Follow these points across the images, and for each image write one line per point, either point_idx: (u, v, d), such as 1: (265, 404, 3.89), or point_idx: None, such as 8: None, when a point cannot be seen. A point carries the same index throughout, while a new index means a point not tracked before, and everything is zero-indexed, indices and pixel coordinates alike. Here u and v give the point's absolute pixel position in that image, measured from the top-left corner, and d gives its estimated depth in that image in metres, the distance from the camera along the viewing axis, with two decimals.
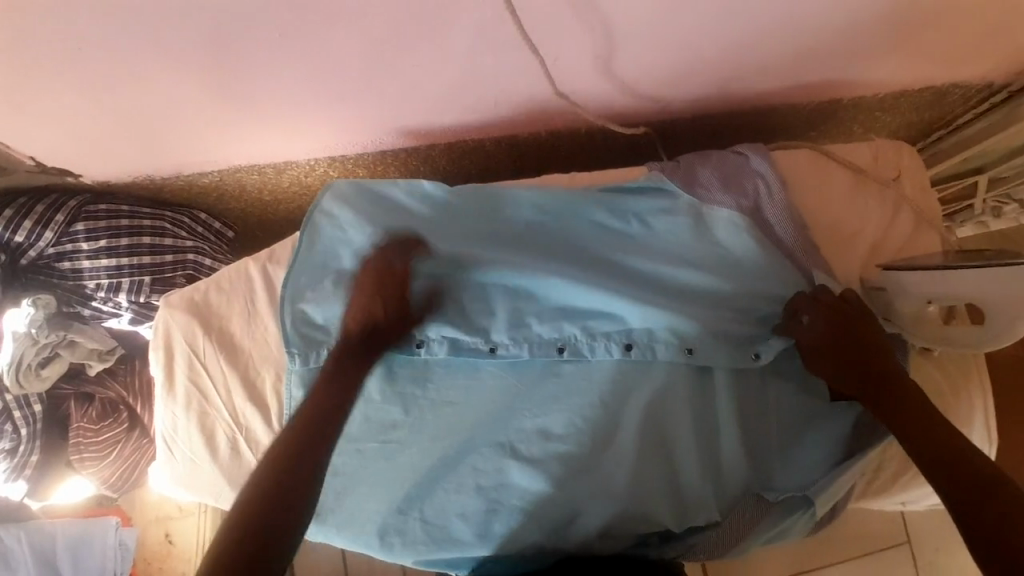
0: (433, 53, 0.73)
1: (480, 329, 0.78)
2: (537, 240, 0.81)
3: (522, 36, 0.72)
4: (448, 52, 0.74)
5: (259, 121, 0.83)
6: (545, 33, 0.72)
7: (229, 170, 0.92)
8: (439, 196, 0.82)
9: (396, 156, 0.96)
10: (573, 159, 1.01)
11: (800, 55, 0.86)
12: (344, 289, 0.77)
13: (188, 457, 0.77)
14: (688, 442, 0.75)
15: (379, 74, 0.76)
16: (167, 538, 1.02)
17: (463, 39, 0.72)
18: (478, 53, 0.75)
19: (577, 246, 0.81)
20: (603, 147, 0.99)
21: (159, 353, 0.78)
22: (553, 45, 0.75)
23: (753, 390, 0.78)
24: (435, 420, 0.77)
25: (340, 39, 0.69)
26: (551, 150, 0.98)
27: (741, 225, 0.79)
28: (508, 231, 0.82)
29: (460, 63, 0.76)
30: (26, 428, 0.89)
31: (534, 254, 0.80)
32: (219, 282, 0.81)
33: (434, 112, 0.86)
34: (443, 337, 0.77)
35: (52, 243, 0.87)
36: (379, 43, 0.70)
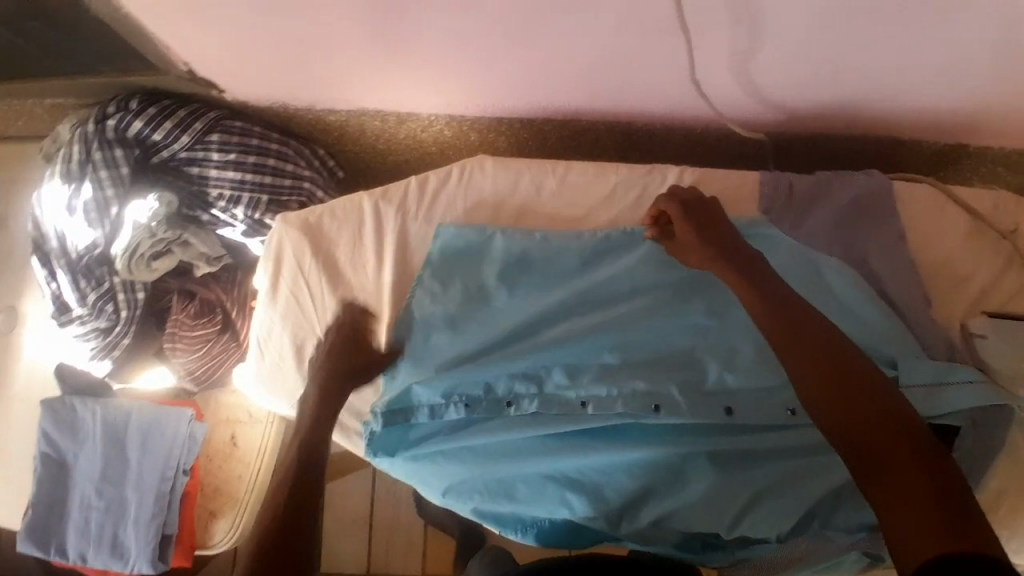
0: (580, 25, 0.76)
1: (574, 384, 0.79)
2: (642, 290, 0.82)
3: (671, 21, 0.73)
4: (593, 28, 0.76)
5: (396, 66, 0.87)
6: (695, 24, 0.74)
7: (355, 112, 0.97)
8: (535, 241, 0.82)
9: (512, 125, 0.99)
10: (678, 158, 1.02)
11: (936, 94, 0.85)
12: (442, 335, 0.80)
13: (277, 362, 0.82)
14: (774, 471, 0.77)
15: (522, 37, 0.79)
16: (233, 439, 0.97)
17: (612, 18, 0.74)
18: (622, 34, 0.76)
19: (675, 291, 0.81)
20: (715, 149, 1.00)
21: (268, 265, 0.83)
22: (698, 36, 0.76)
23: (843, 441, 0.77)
24: (518, 432, 0.78)
25: None
26: (662, 145, 1.00)
27: (848, 275, 0.79)
28: (611, 283, 0.81)
29: (601, 42, 0.78)
30: (126, 312, 0.95)
31: (633, 305, 0.81)
32: (334, 209, 0.85)
33: (561, 85, 0.88)
34: (534, 394, 0.79)
35: (186, 147, 0.93)
36: (532, 8, 0.73)
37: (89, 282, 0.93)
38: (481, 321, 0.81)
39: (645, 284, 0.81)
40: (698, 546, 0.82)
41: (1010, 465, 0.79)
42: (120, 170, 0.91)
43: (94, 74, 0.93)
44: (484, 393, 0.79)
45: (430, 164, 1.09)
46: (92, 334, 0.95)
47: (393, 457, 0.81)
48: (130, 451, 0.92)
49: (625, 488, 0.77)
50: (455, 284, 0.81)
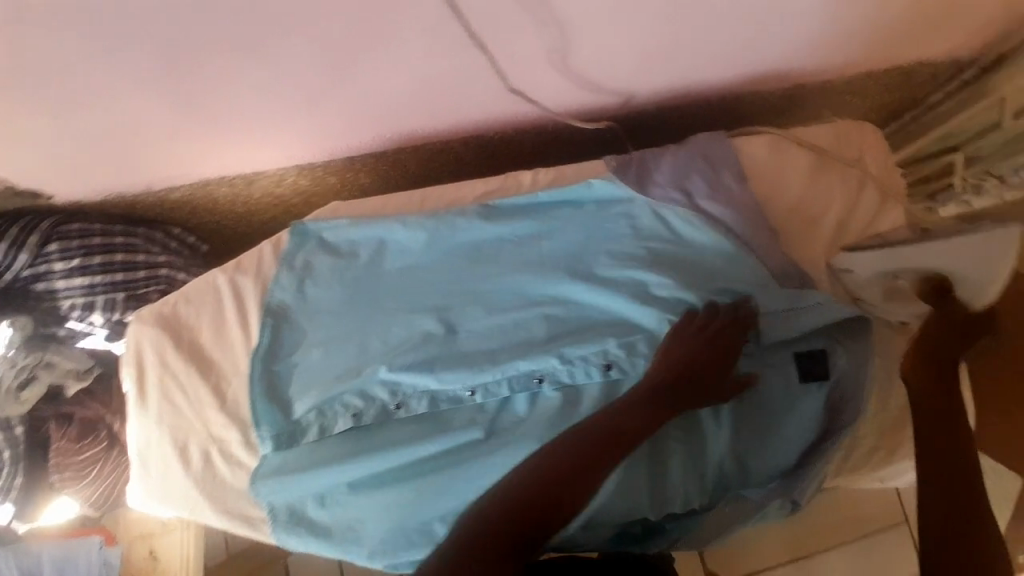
0: (389, 56, 0.74)
1: (455, 379, 0.79)
2: (507, 261, 0.85)
3: (474, 35, 0.73)
4: (403, 56, 0.75)
5: (225, 134, 0.84)
6: (499, 33, 0.73)
7: (199, 182, 0.93)
8: (383, 240, 0.84)
9: (365, 162, 0.96)
10: (540, 156, 1.03)
11: (758, 44, 0.86)
12: (318, 344, 0.80)
13: (163, 471, 0.78)
14: (679, 433, 0.80)
15: (337, 82, 0.77)
16: (151, 554, 0.93)
17: (416, 44, 0.73)
18: (434, 56, 0.76)
19: (536, 264, 0.85)
20: (572, 141, 1.00)
21: (130, 369, 0.79)
22: (506, 44, 0.75)
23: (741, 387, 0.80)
24: (410, 441, 0.78)
25: (294, 46, 0.70)
26: (520, 148, 0.99)
27: (698, 220, 0.84)
28: (481, 262, 0.85)
29: (417, 69, 0.77)
30: (8, 450, 0.89)
31: (502, 283, 0.84)
32: (188, 295, 0.82)
33: (397, 118, 0.87)
34: (421, 394, 0.79)
35: (27, 265, 0.87)
36: (332, 50, 0.72)
37: None
38: (350, 322, 0.81)
39: (514, 259, 0.85)
40: (640, 534, 0.84)
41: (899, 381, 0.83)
42: None
43: None
44: (364, 401, 0.78)
45: (296, 215, 1.06)
46: None
47: (295, 530, 0.76)
48: None
49: None
50: (324, 293, 0.82)
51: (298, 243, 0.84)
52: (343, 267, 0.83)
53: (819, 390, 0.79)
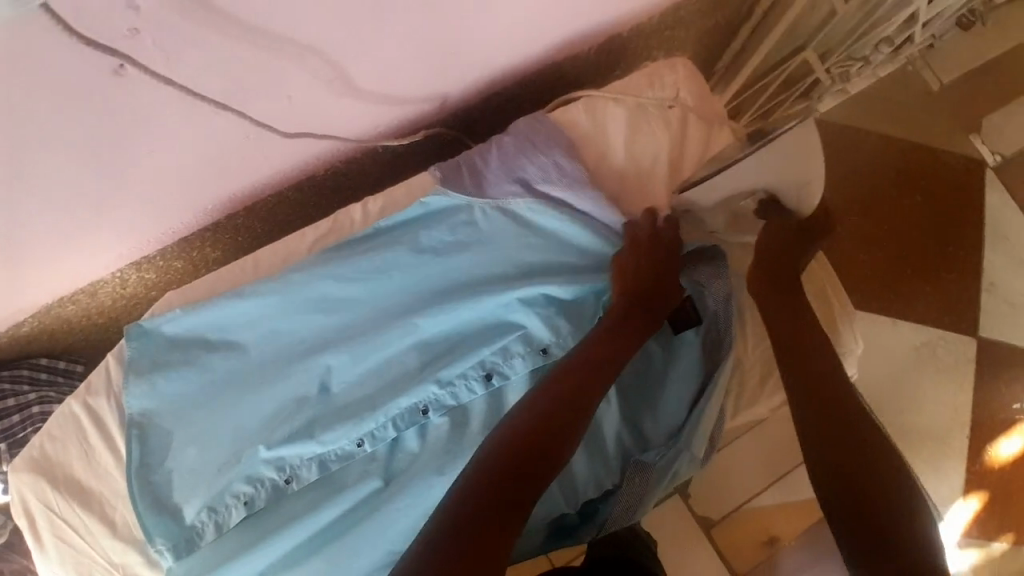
0: (162, 136, 0.72)
1: (337, 436, 0.78)
2: (361, 301, 0.82)
3: (233, 95, 0.71)
4: (177, 131, 0.73)
5: (44, 259, 0.81)
6: (262, 83, 0.71)
7: (43, 308, 0.90)
8: (229, 318, 0.82)
9: (206, 236, 0.94)
10: (385, 175, 1.02)
11: (543, 8, 0.84)
12: (194, 440, 0.79)
13: None
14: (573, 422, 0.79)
15: (125, 175, 0.75)
16: None
17: (182, 116, 0.71)
18: (210, 122, 0.73)
19: (389, 296, 0.82)
20: (409, 153, 0.98)
21: (21, 521, 0.78)
22: (277, 90, 0.73)
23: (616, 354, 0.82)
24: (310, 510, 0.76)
25: (55, 158, 0.68)
26: (359, 173, 0.99)
27: (540, 209, 0.83)
28: (335, 311, 0.82)
29: (200, 138, 0.75)
30: None
31: (357, 324, 0.82)
32: (50, 430, 0.80)
33: (212, 186, 0.85)
34: (308, 460, 0.78)
35: None
36: (98, 148, 0.70)
37: None
38: (218, 409, 0.79)
39: (367, 297, 0.82)
40: (577, 521, 0.84)
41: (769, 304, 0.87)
42: None
43: None
44: (254, 484, 0.77)
45: None
46: None
47: None
48: None
49: None
50: (187, 387, 0.80)
51: (141, 344, 0.81)
52: (197, 356, 0.81)
53: (691, 340, 0.80)
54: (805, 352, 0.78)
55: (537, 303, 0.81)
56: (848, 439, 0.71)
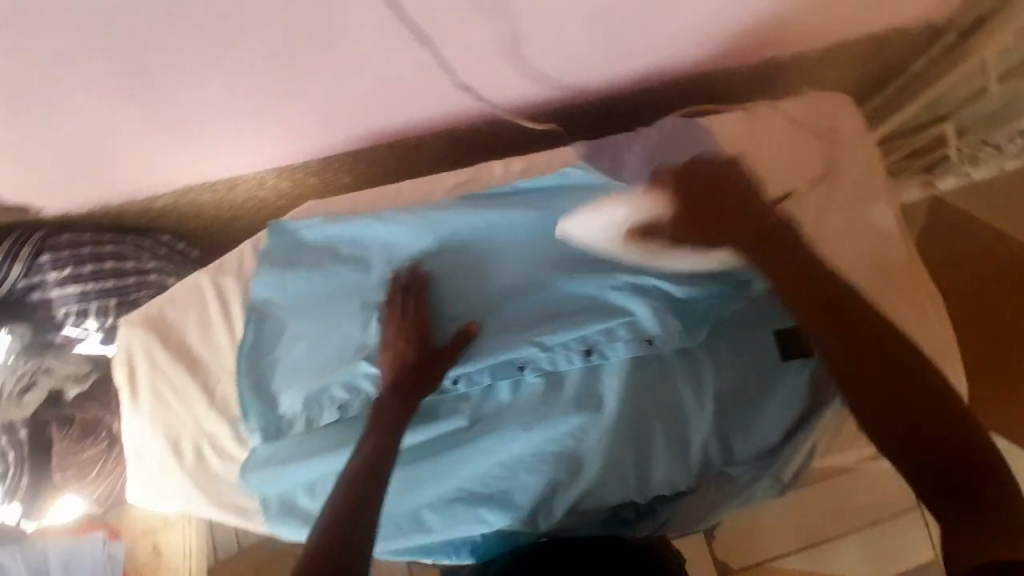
0: (350, 54, 0.75)
1: None
2: (487, 250, 0.85)
3: (427, 29, 0.74)
4: (363, 53, 0.76)
5: (202, 139, 0.85)
6: (457, 24, 0.74)
7: (182, 189, 0.95)
8: (362, 235, 0.85)
9: (343, 160, 0.97)
10: (521, 143, 1.04)
11: (723, 20, 0.85)
12: (305, 339, 0.82)
13: (159, 465, 0.80)
14: (664, 417, 0.78)
15: (303, 82, 0.79)
16: (154, 547, 0.99)
17: (375, 39, 0.74)
18: (393, 51, 0.77)
19: (513, 253, 0.85)
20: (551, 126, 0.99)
21: (121, 372, 0.82)
22: (465, 35, 0.76)
23: (727, 361, 0.80)
24: (396, 432, 0.80)
25: (254, 49, 0.72)
26: (496, 138, 1.01)
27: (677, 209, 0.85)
28: (460, 253, 0.85)
29: (380, 64, 0.78)
30: (12, 453, 0.92)
31: (478, 270, 0.84)
32: (173, 298, 0.84)
33: (368, 115, 0.88)
34: None
35: (21, 277, 0.91)
36: (293, 50, 0.73)
37: None
38: (332, 317, 0.82)
39: (492, 249, 0.85)
40: (634, 517, 0.84)
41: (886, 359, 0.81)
42: None
43: None
44: (351, 394, 0.79)
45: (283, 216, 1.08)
46: None
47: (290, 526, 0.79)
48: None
49: (535, 482, 0.78)
50: (307, 288, 0.83)
51: (278, 239, 0.85)
52: (324, 262, 0.84)
53: (801, 368, 0.79)
54: (893, 358, 0.61)
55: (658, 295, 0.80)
56: (907, 362, 0.61)
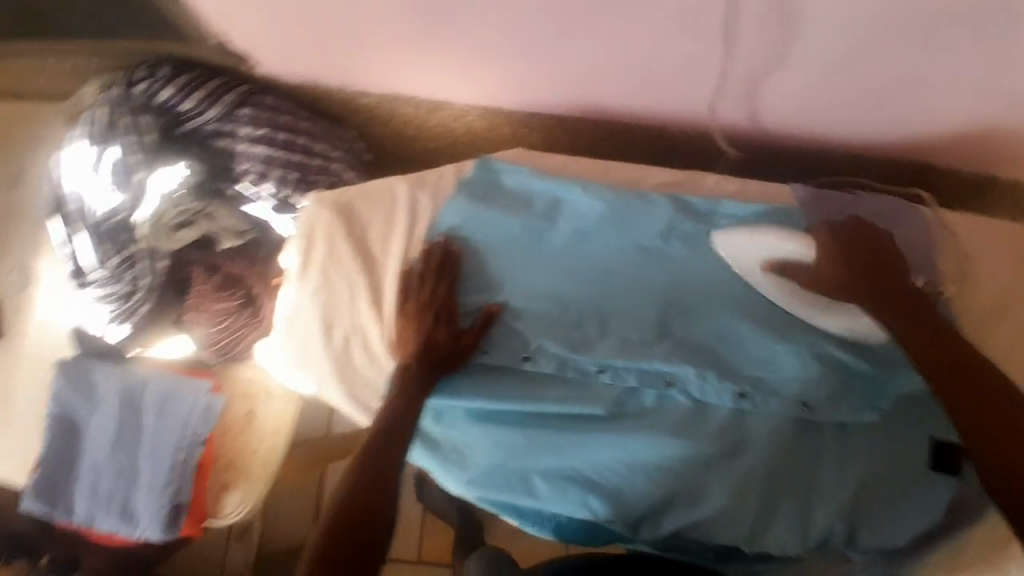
0: (625, 24, 0.77)
1: (588, 352, 0.82)
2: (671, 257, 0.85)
3: (707, 28, 0.75)
4: (635, 30, 0.77)
5: (439, 55, 0.87)
6: (739, 31, 0.75)
7: (389, 96, 0.96)
8: (560, 199, 0.87)
9: (545, 122, 0.98)
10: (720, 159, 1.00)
11: (964, 122, 0.86)
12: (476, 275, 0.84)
13: (305, 340, 0.84)
14: (800, 488, 0.79)
15: (564, 36, 0.80)
16: (249, 413, 0.95)
17: (657, 19, 0.75)
18: (663, 37, 0.78)
19: (692, 269, 0.84)
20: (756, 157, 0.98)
21: (298, 245, 0.84)
22: (737, 44, 0.77)
23: (882, 459, 0.80)
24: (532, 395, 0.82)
25: None
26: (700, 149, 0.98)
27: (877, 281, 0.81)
28: (642, 252, 0.85)
29: (642, 45, 0.80)
30: (146, 279, 0.96)
31: (657, 274, 0.84)
32: (367, 193, 0.87)
33: (596, 90, 0.89)
34: (549, 353, 0.82)
35: (215, 120, 0.93)
36: (579, 3, 0.74)
37: (113, 248, 0.96)
38: (507, 266, 0.84)
39: (675, 256, 0.85)
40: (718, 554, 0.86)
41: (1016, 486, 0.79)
42: (145, 137, 0.92)
43: (119, 39, 0.89)
44: (502, 343, 0.83)
45: (456, 155, 1.09)
46: (114, 298, 0.97)
47: (423, 449, 0.85)
48: (150, 417, 0.92)
49: (651, 494, 0.79)
50: (493, 227, 0.85)
51: (483, 174, 0.88)
52: (517, 211, 0.86)
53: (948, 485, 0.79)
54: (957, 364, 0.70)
55: (829, 360, 0.80)
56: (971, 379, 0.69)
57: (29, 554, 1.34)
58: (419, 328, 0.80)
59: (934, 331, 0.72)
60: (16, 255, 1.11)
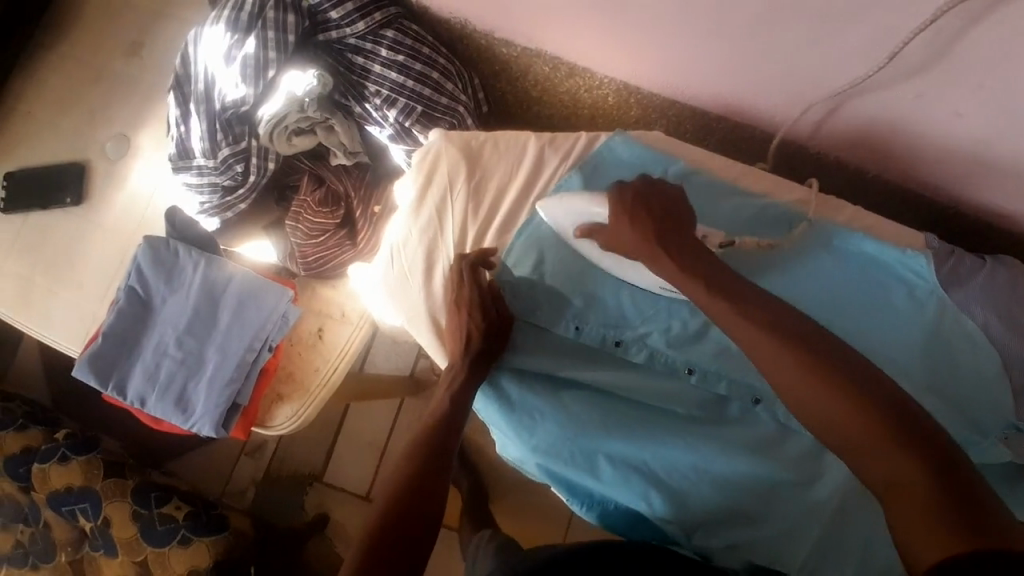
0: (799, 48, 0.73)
1: (680, 349, 0.79)
2: (799, 276, 0.79)
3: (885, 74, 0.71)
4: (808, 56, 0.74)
5: (597, 24, 0.84)
6: (918, 83, 0.71)
7: (531, 51, 0.95)
8: (696, 188, 0.82)
9: (677, 113, 0.95)
10: (863, 191, 0.93)
11: None
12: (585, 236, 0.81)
13: (404, 272, 0.82)
14: (865, 538, 0.73)
15: (735, 40, 0.76)
16: (319, 332, 0.95)
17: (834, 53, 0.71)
18: (836, 71, 0.74)
19: (818, 289, 0.78)
20: (906, 197, 0.89)
21: (419, 172, 0.84)
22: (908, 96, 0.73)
23: None
24: (613, 375, 0.80)
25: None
26: (843, 173, 0.91)
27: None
28: (775, 263, 0.79)
29: (809, 72, 0.76)
30: (253, 176, 0.96)
31: (779, 290, 0.78)
32: (496, 141, 0.86)
33: (742, 99, 0.86)
34: (643, 343, 0.79)
35: (357, 35, 0.93)
36: (761, 17, 0.71)
37: (226, 137, 0.93)
38: None
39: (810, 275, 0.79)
40: None
41: None
42: (287, 36, 0.91)
43: None
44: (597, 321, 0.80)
45: (572, 125, 1.07)
46: (215, 188, 0.97)
47: (488, 404, 0.82)
48: (224, 314, 0.92)
49: (710, 502, 0.76)
50: None
51: (618, 143, 0.83)
52: None
53: None
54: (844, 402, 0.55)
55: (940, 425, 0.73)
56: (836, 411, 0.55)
57: (51, 427, 1.36)
58: (457, 324, 0.78)
59: (826, 371, 0.56)
60: (121, 126, 1.14)
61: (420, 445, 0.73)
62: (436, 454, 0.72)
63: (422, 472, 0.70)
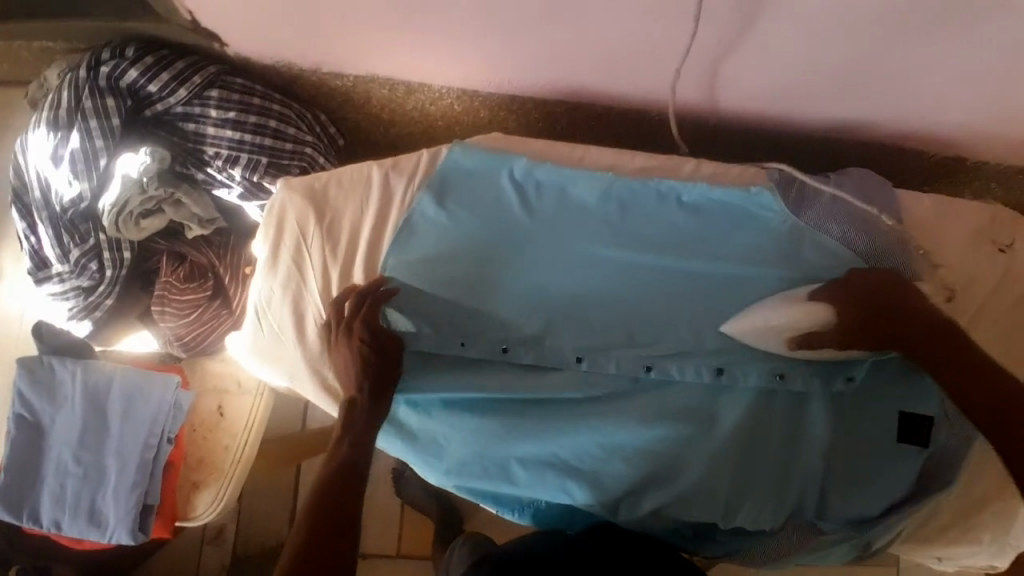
0: (600, 16, 0.74)
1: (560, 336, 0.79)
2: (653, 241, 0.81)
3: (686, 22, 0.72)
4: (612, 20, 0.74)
5: (413, 37, 0.83)
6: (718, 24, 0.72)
7: (364, 77, 0.94)
8: (542, 180, 0.84)
9: (521, 106, 0.95)
10: (712, 143, 0.96)
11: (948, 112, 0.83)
12: (445, 247, 0.80)
13: (276, 333, 0.80)
14: (773, 465, 0.75)
15: (541, 23, 0.77)
16: (218, 410, 0.92)
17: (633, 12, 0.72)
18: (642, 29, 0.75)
19: (670, 248, 0.81)
20: (747, 137, 0.94)
21: (267, 230, 0.82)
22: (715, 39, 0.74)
23: (851, 408, 0.76)
24: (507, 382, 0.79)
25: None
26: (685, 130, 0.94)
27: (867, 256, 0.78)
28: (630, 231, 0.82)
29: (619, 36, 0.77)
30: (109, 270, 0.93)
31: (628, 255, 0.81)
32: (339, 178, 0.84)
33: (573, 77, 0.87)
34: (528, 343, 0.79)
35: (182, 102, 0.90)
36: None
37: (73, 238, 0.91)
38: (484, 251, 0.81)
39: (661, 238, 0.81)
40: (690, 534, 0.83)
41: (979, 482, 0.80)
42: (110, 121, 0.88)
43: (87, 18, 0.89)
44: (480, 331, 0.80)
45: (433, 141, 1.06)
46: (76, 291, 0.93)
47: (395, 442, 0.81)
48: (114, 417, 0.88)
49: (626, 476, 0.76)
50: (472, 211, 0.82)
51: (457, 157, 0.84)
52: (496, 193, 0.83)
53: (918, 455, 0.76)
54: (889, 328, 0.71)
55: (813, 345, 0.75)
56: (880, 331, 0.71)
57: None
58: (344, 358, 0.75)
59: (873, 311, 0.72)
60: None
61: (318, 481, 0.70)
62: (338, 490, 0.69)
63: (322, 512, 0.67)
